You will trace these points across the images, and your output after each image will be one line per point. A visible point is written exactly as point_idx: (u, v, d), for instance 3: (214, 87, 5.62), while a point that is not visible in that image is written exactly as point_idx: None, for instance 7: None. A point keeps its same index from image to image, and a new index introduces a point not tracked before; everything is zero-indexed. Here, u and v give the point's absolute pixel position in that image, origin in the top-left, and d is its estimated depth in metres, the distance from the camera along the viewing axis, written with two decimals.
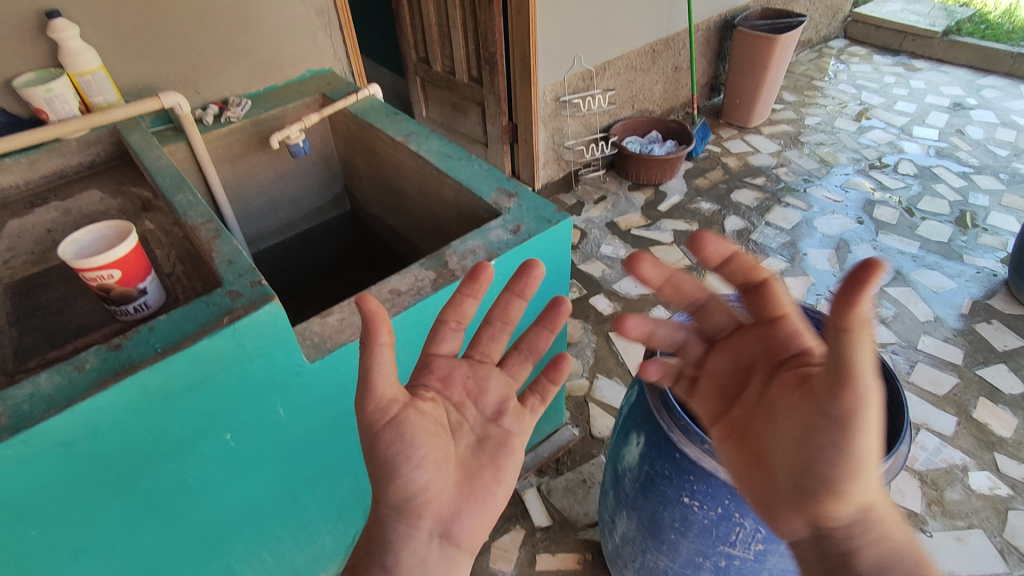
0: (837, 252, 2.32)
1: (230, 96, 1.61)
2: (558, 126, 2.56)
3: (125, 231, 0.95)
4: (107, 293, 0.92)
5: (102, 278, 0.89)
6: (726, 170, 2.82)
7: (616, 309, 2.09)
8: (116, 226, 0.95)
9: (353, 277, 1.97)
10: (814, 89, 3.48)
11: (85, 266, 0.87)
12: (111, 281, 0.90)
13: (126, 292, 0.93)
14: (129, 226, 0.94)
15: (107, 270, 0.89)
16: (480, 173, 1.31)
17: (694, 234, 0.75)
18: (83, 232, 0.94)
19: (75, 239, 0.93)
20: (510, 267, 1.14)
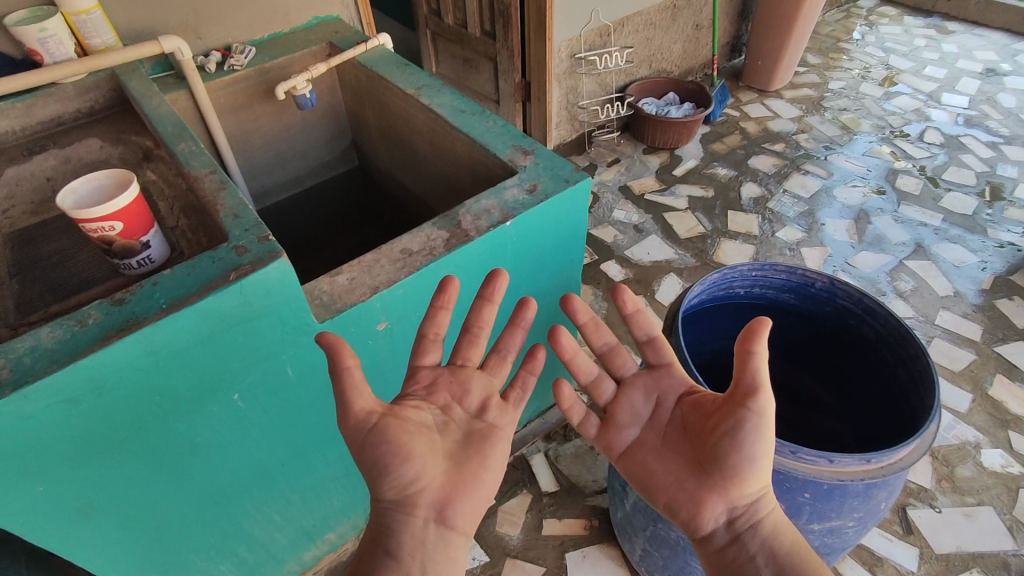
0: (857, 222, 2.26)
1: (233, 43, 1.53)
2: (573, 84, 2.47)
3: (126, 181, 0.90)
4: (110, 246, 0.88)
5: (103, 230, 0.86)
6: (745, 134, 2.73)
7: (628, 276, 2.05)
8: (117, 175, 0.91)
9: (363, 235, 1.90)
10: (839, 51, 3.35)
11: (85, 216, 0.84)
12: (112, 233, 0.87)
13: (128, 246, 0.89)
14: (130, 175, 0.90)
15: (108, 221, 0.85)
16: (495, 129, 1.25)
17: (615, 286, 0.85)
18: (83, 180, 0.90)
19: (74, 188, 0.89)
20: (526, 227, 1.09)
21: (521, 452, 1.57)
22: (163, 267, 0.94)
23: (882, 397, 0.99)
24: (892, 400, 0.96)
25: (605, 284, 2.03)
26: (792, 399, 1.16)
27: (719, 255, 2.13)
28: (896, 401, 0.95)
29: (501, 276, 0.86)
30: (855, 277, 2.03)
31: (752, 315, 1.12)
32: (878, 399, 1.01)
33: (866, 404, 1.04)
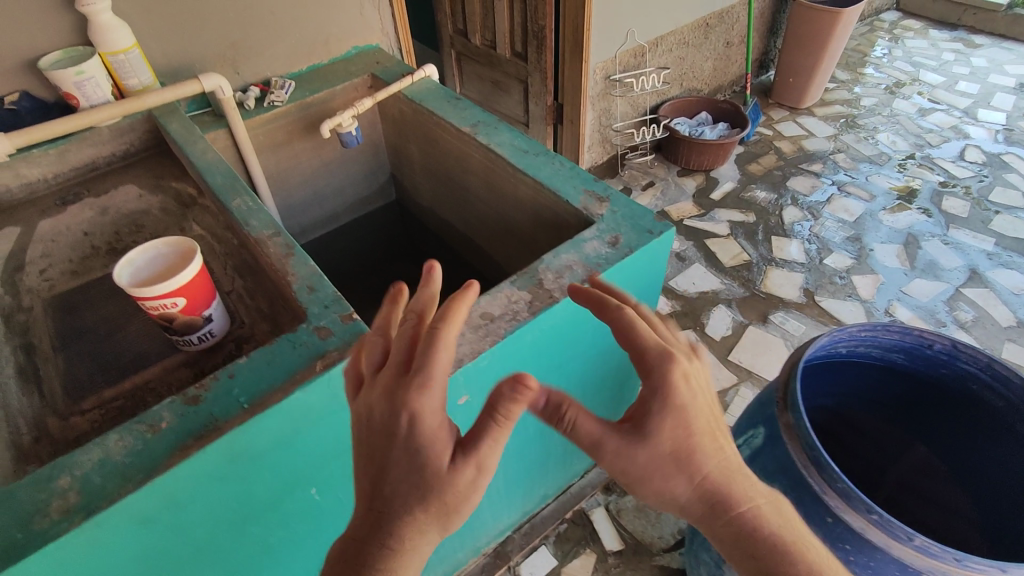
0: (906, 247, 2.17)
1: (273, 78, 1.44)
2: (606, 106, 2.38)
3: (187, 250, 0.82)
4: (170, 322, 0.79)
5: (164, 307, 0.77)
6: (780, 154, 2.65)
7: (675, 309, 1.97)
8: (175, 244, 0.82)
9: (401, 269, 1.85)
10: (867, 66, 3.27)
11: (145, 294, 0.75)
12: (174, 310, 0.78)
13: (189, 322, 0.80)
14: (191, 245, 0.81)
15: (170, 298, 0.76)
16: (563, 173, 1.16)
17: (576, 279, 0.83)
18: (140, 251, 0.81)
19: (131, 260, 0.80)
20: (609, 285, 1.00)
21: (581, 507, 1.50)
22: (224, 340, 0.86)
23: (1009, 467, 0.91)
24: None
25: None
26: (875, 443, 1.10)
27: (768, 284, 2.05)
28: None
29: (474, 289, 0.59)
30: (911, 307, 1.95)
31: (853, 372, 1.03)
32: (1000, 468, 0.93)
33: (984, 471, 0.96)
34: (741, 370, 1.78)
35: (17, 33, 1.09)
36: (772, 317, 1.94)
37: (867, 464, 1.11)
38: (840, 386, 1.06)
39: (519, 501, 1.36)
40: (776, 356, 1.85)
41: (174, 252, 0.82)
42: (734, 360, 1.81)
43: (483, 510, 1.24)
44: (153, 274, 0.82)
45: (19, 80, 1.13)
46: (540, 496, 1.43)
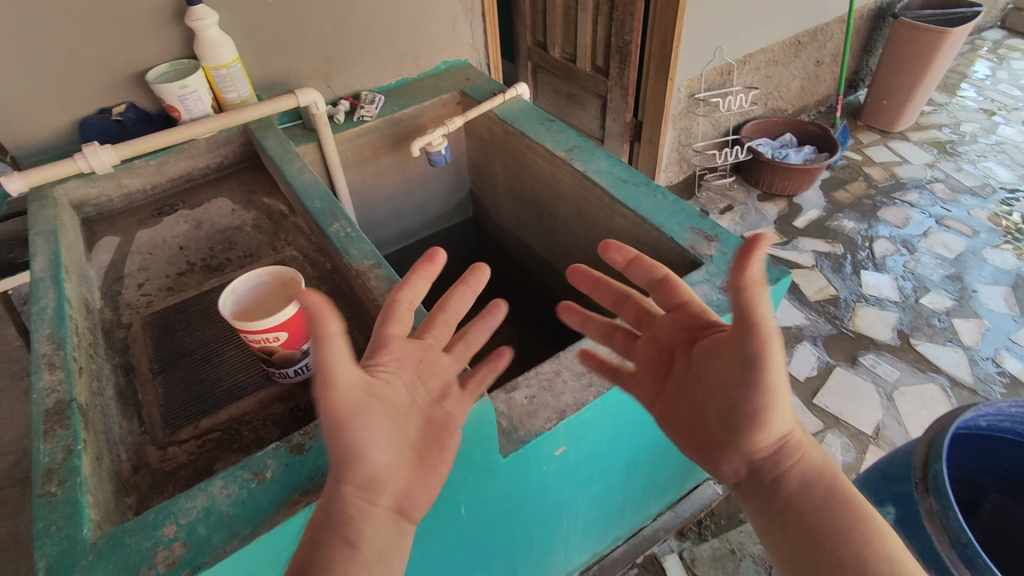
0: (1015, 290, 2.00)
1: (363, 92, 1.42)
2: (687, 125, 2.29)
3: (291, 282, 0.80)
4: (268, 354, 0.76)
5: (266, 340, 0.74)
6: (871, 181, 2.49)
7: None
8: (280, 274, 0.80)
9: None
10: (967, 89, 3.05)
11: (251, 326, 0.72)
12: (274, 343, 0.75)
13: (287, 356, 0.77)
14: (296, 276, 0.79)
15: (274, 331, 0.73)
16: (667, 207, 1.09)
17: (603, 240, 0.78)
18: (245, 279, 0.80)
19: (235, 287, 0.79)
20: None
21: (653, 551, 1.42)
22: None
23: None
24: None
25: None
26: None
27: (858, 323, 1.90)
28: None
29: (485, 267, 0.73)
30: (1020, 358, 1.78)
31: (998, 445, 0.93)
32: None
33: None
34: (827, 416, 1.64)
35: (129, 44, 1.10)
36: (862, 359, 1.79)
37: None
38: None
39: (592, 544, 1.29)
40: (868, 402, 1.69)
41: (277, 282, 0.80)
42: (819, 404, 1.67)
43: (558, 554, 1.18)
44: (255, 303, 0.80)
45: (126, 91, 1.14)
46: (611, 539, 1.35)
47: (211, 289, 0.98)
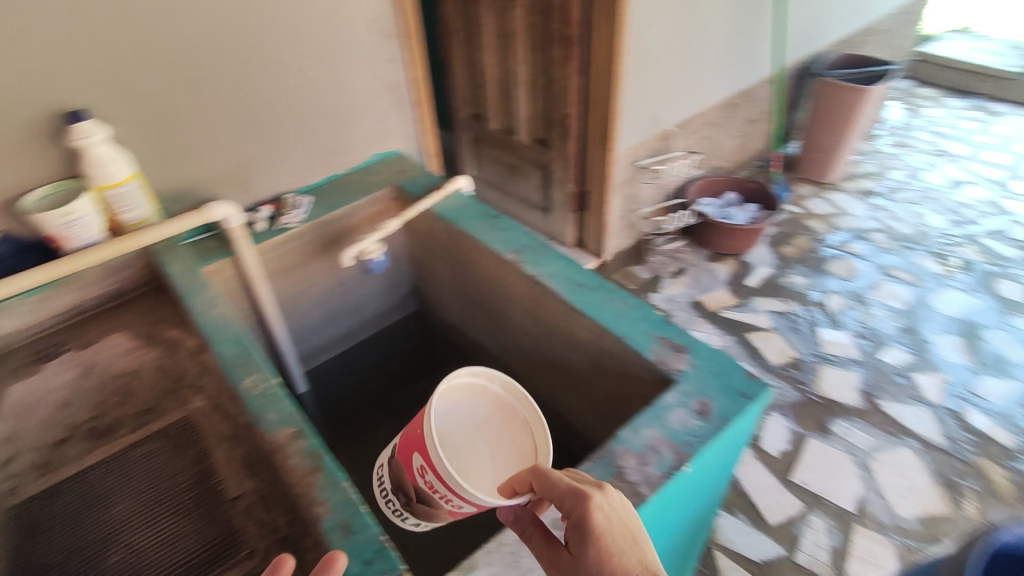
0: (967, 339, 1.98)
1: (286, 194, 1.30)
2: (632, 192, 2.25)
3: (519, 418, 0.79)
4: (432, 503, 0.75)
5: (439, 498, 0.72)
6: (813, 235, 2.48)
7: (786, 447, 1.70)
8: (501, 408, 0.81)
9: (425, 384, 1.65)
10: (887, 135, 3.12)
11: (453, 483, 0.67)
12: (444, 509, 0.73)
13: (439, 516, 0.76)
14: (539, 424, 0.76)
15: (458, 501, 0.70)
16: (628, 312, 1.01)
17: (537, 468, 0.66)
18: (469, 374, 0.81)
19: (452, 379, 0.80)
20: (698, 472, 0.84)
21: None
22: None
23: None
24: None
25: None
26: None
27: (823, 386, 1.86)
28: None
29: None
30: (985, 413, 1.75)
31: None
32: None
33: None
34: (808, 496, 1.58)
35: (6, 169, 0.96)
36: (833, 427, 1.74)
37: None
38: None
39: None
40: (844, 478, 1.63)
41: (491, 400, 0.82)
42: (797, 482, 1.62)
43: None
44: (442, 407, 0.80)
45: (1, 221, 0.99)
46: None
47: (96, 466, 0.86)
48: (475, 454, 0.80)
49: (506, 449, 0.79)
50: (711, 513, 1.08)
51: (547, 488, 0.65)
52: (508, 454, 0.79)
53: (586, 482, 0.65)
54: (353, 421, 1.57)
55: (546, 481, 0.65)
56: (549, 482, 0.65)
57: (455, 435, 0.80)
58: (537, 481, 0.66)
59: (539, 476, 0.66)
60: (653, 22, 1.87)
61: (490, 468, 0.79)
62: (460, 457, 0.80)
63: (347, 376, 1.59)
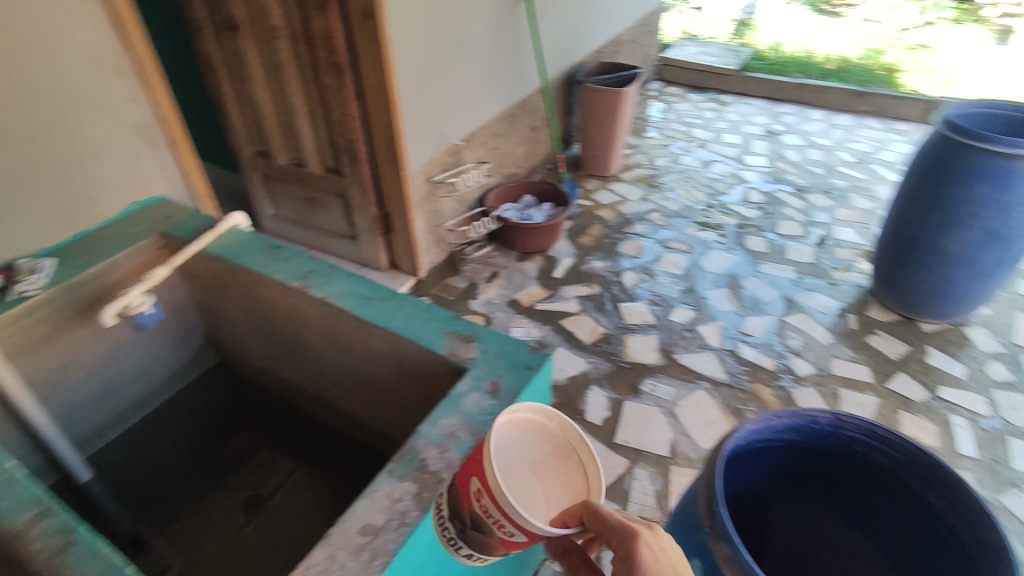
0: (732, 289, 2.35)
1: (22, 259, 1.17)
2: (434, 207, 2.33)
3: (575, 457, 0.73)
4: (482, 533, 0.70)
5: (491, 526, 0.68)
6: (604, 223, 2.76)
7: (608, 414, 1.86)
8: (566, 441, 0.73)
9: (243, 439, 1.55)
10: (650, 130, 3.59)
11: (508, 512, 0.65)
12: (497, 538, 0.69)
13: (491, 549, 0.71)
14: (596, 465, 0.71)
15: (514, 530, 0.66)
16: (417, 316, 1.06)
17: (590, 501, 0.68)
18: (531, 409, 0.76)
19: (516, 410, 0.75)
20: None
21: None
22: None
23: (943, 557, 0.89)
24: (953, 558, 0.87)
25: None
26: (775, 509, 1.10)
27: (629, 353, 2.08)
28: (960, 563, 0.85)
29: None
30: (753, 346, 2.09)
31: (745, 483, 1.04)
32: (931, 550, 0.91)
33: (912, 550, 0.95)
34: (632, 452, 1.75)
35: None
36: (642, 387, 1.95)
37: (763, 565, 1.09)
38: (752, 475, 1.03)
39: None
40: (657, 428, 1.84)
41: (549, 438, 0.74)
42: (620, 442, 1.78)
43: None
44: (504, 437, 0.73)
45: None
46: None
47: None
48: (532, 492, 0.72)
49: (559, 486, 0.73)
50: None
51: (595, 519, 0.67)
52: (561, 496, 0.73)
53: (636, 522, 0.69)
54: (165, 499, 1.43)
55: (594, 514, 0.67)
56: (599, 517, 0.66)
57: (511, 471, 0.72)
58: (586, 514, 0.68)
59: (588, 508, 0.68)
60: (417, 45, 1.97)
61: (543, 507, 0.72)
62: (516, 494, 0.72)
63: (150, 451, 1.46)
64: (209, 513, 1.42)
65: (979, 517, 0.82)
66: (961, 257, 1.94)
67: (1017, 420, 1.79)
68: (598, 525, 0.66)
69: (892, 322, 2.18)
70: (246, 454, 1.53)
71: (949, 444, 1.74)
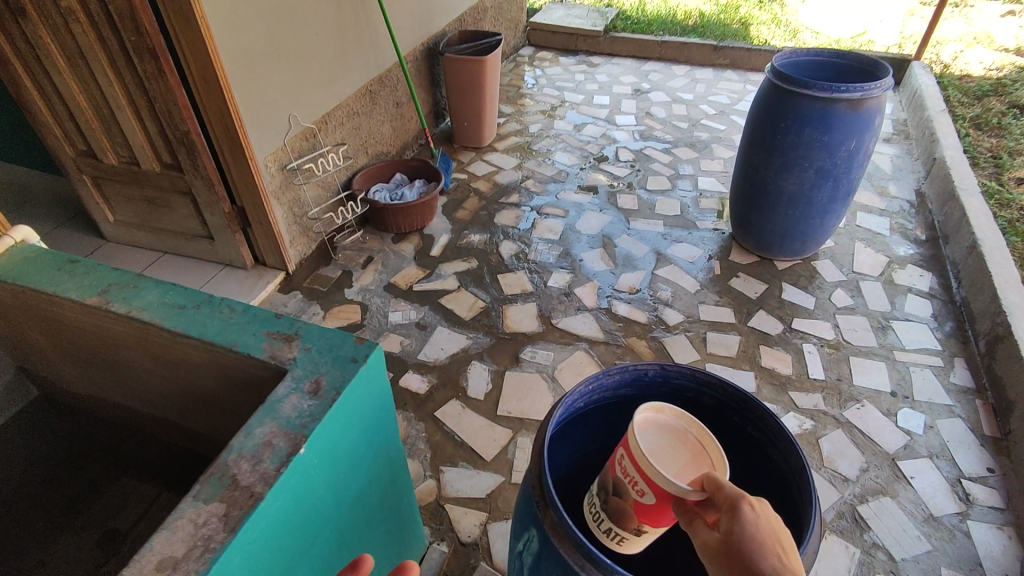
0: (605, 249, 2.40)
1: None
2: (293, 196, 2.19)
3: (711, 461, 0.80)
4: (622, 498, 0.82)
5: (628, 488, 0.80)
6: (480, 195, 2.73)
7: (490, 387, 1.86)
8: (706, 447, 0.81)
9: (97, 469, 1.41)
10: (523, 97, 3.57)
11: (647, 468, 0.77)
12: (630, 500, 0.80)
13: (627, 519, 0.82)
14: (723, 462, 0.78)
15: (642, 487, 0.78)
16: (235, 320, 0.98)
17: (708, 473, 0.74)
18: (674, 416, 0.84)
19: (662, 410, 0.84)
20: (326, 448, 0.86)
21: None
22: None
23: (766, 479, 0.94)
24: (771, 485, 0.93)
25: (413, 402, 1.82)
26: None
27: (508, 324, 2.08)
28: (776, 488, 0.92)
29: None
30: (626, 302, 2.15)
31: (588, 440, 1.05)
32: (753, 479, 0.98)
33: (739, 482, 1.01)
34: (513, 421, 1.76)
35: None
36: (523, 355, 1.96)
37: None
38: (594, 432, 1.05)
39: None
40: (537, 394, 1.86)
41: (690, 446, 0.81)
42: (503, 413, 1.78)
43: None
44: (653, 430, 0.82)
45: None
46: None
47: None
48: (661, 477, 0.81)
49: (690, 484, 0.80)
50: (393, 477, 1.12)
51: (711, 484, 0.72)
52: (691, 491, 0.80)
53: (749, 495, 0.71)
54: (4, 547, 1.29)
55: (711, 482, 0.73)
56: (715, 485, 0.72)
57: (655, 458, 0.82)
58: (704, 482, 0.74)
59: (707, 478, 0.74)
60: (243, 22, 1.81)
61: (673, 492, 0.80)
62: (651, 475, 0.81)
63: None
64: (56, 556, 1.31)
65: (788, 445, 0.89)
66: (801, 196, 2.08)
67: (857, 340, 1.97)
68: (710, 487, 0.72)
69: (750, 263, 2.31)
70: (101, 483, 1.40)
71: (801, 370, 1.88)
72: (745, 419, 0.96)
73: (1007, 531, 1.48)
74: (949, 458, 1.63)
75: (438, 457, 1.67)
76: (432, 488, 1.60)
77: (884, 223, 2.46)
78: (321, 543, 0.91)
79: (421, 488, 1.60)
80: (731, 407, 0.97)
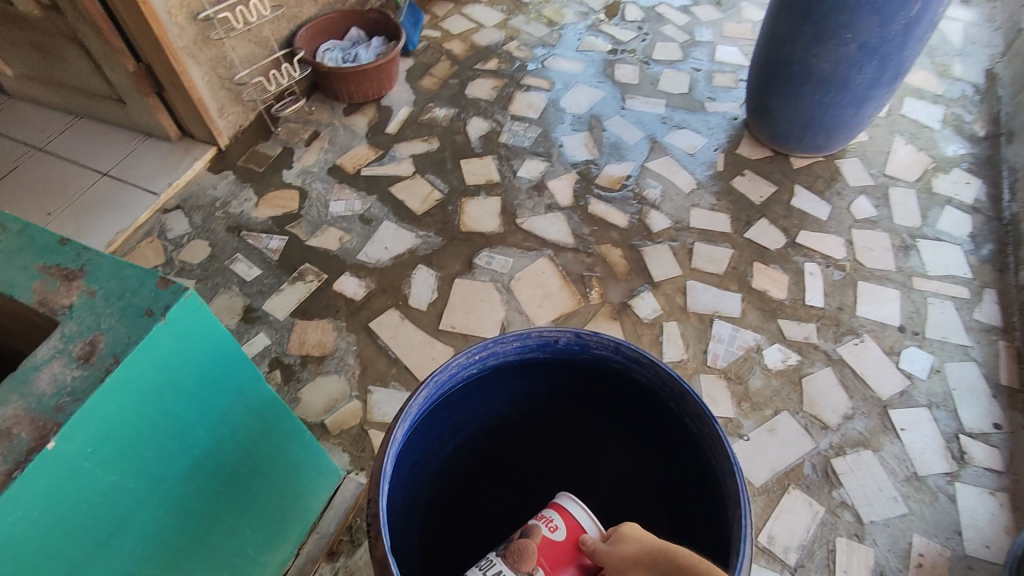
0: (591, 132, 2.03)
1: None
2: (215, 55, 1.82)
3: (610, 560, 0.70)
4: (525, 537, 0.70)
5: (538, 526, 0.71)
6: (452, 59, 2.29)
7: (435, 297, 1.63)
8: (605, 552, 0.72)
9: None
10: None
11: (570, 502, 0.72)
12: (537, 537, 0.70)
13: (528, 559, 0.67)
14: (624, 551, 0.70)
15: (558, 519, 0.71)
16: (5, 245, 0.73)
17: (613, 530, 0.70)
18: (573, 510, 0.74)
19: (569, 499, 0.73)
20: (109, 430, 0.68)
21: None
22: None
23: (698, 484, 0.73)
24: (702, 501, 0.72)
25: (346, 309, 1.61)
26: (559, 432, 0.92)
27: (465, 221, 1.79)
28: (706, 505, 0.71)
29: None
30: (606, 201, 1.84)
31: (493, 413, 0.87)
32: (685, 478, 0.77)
33: (671, 482, 0.81)
34: (456, 339, 1.55)
35: None
36: (477, 260, 1.70)
37: (534, 497, 0.94)
38: (500, 401, 0.86)
39: None
40: (487, 305, 1.62)
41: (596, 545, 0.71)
42: (446, 328, 1.57)
43: None
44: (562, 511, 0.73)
45: None
46: None
47: None
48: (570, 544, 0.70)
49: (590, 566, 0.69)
50: (261, 430, 0.95)
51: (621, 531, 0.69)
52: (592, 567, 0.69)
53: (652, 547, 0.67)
54: None
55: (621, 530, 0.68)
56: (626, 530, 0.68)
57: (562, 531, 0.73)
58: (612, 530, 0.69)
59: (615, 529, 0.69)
60: None
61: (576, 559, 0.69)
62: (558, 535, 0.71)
63: None
64: None
65: (723, 458, 0.66)
66: (832, 78, 1.67)
67: (871, 262, 1.66)
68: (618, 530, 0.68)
69: (761, 159, 1.94)
70: None
71: (798, 295, 1.61)
72: (680, 407, 0.73)
73: (1000, 498, 1.29)
74: (952, 409, 1.41)
75: (367, 375, 1.49)
76: (357, 411, 1.44)
77: (935, 114, 2.03)
78: (136, 524, 0.77)
79: (345, 410, 1.44)
80: (665, 389, 0.73)
